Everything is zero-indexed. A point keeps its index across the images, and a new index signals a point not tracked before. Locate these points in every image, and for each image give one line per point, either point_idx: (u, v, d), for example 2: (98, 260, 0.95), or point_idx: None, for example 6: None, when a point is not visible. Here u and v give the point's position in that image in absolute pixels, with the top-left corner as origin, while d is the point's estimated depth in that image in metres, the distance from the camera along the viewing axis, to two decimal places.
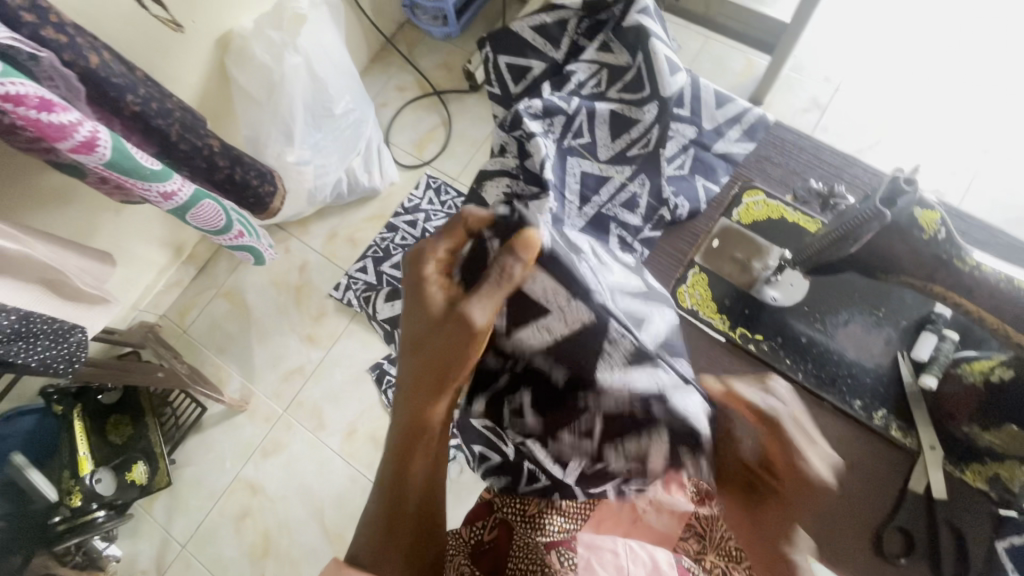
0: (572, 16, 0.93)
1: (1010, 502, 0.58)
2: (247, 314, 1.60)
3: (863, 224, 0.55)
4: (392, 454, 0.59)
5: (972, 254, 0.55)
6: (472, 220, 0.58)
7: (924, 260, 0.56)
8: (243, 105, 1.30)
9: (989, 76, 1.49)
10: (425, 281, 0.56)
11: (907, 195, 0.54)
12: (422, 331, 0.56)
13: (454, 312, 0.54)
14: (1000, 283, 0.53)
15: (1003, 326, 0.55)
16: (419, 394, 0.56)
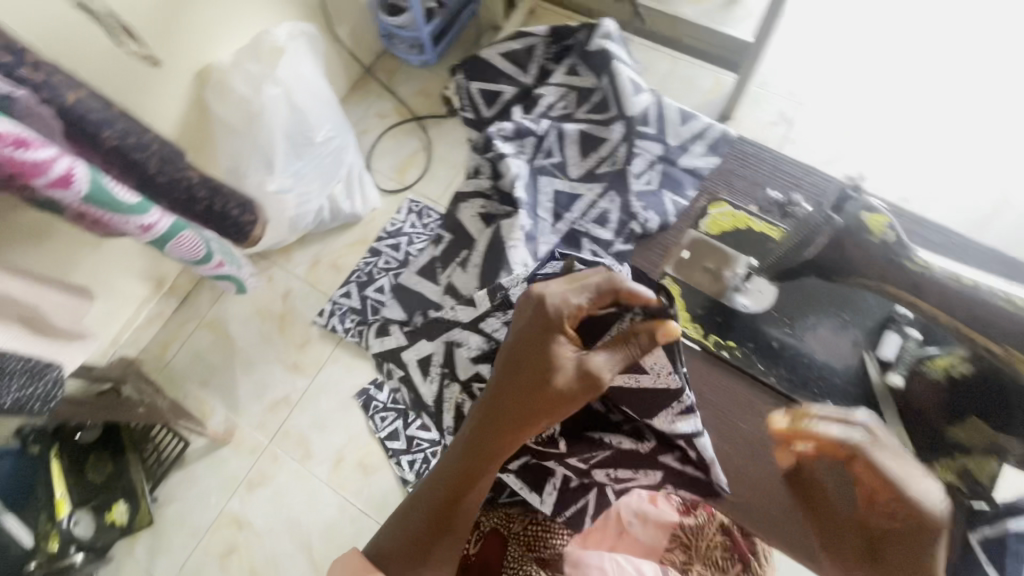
0: (539, 43, 0.98)
1: (980, 495, 0.59)
2: (231, 344, 1.58)
3: (816, 231, 0.60)
4: (463, 462, 0.67)
5: (920, 255, 0.59)
6: (624, 294, 0.62)
7: (873, 260, 0.60)
8: (223, 136, 1.32)
9: (946, 86, 1.56)
10: (559, 334, 0.63)
11: (853, 200, 0.60)
12: (529, 373, 0.63)
13: (574, 371, 0.62)
14: (950, 282, 0.58)
15: (958, 325, 0.58)
16: (505, 425, 0.64)
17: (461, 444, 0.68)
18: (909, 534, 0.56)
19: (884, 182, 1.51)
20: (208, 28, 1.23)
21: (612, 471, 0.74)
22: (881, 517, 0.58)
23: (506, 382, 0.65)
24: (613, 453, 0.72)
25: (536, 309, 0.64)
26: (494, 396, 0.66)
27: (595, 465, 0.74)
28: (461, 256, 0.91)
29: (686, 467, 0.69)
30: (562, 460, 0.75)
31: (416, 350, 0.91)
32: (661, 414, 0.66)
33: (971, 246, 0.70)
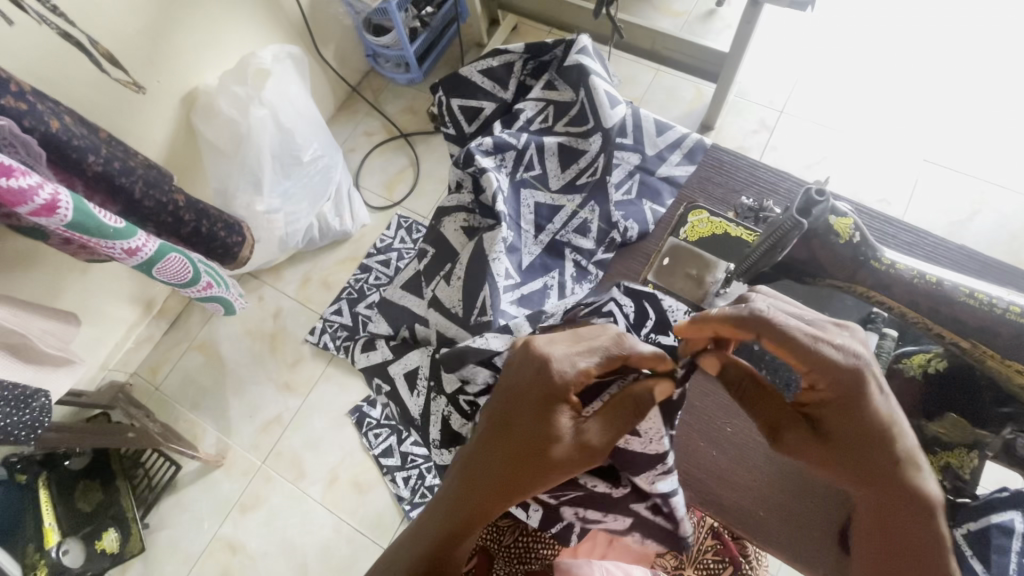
0: (517, 59, 0.99)
1: (963, 490, 0.60)
2: (222, 365, 1.57)
3: (786, 234, 0.59)
4: (436, 538, 0.57)
5: (886, 254, 0.61)
6: (633, 358, 0.58)
7: (843, 263, 0.61)
8: (210, 158, 1.33)
9: (920, 90, 1.60)
10: (559, 393, 0.56)
11: (820, 204, 0.58)
12: (524, 438, 0.56)
13: (577, 438, 0.56)
14: (914, 279, 0.59)
15: (922, 318, 0.60)
16: (491, 494, 0.55)
17: (436, 515, 0.58)
18: (845, 404, 0.52)
19: (864, 185, 1.54)
20: (193, 53, 1.25)
21: (582, 510, 0.68)
22: (810, 392, 0.55)
23: (496, 443, 0.57)
24: (586, 494, 0.65)
25: (537, 363, 0.58)
26: (480, 460, 0.57)
27: (565, 502, 0.68)
28: (445, 270, 0.90)
29: (658, 515, 0.66)
30: (531, 496, 0.67)
31: (403, 365, 1.00)
32: (643, 474, 0.61)
33: (943, 246, 0.71)
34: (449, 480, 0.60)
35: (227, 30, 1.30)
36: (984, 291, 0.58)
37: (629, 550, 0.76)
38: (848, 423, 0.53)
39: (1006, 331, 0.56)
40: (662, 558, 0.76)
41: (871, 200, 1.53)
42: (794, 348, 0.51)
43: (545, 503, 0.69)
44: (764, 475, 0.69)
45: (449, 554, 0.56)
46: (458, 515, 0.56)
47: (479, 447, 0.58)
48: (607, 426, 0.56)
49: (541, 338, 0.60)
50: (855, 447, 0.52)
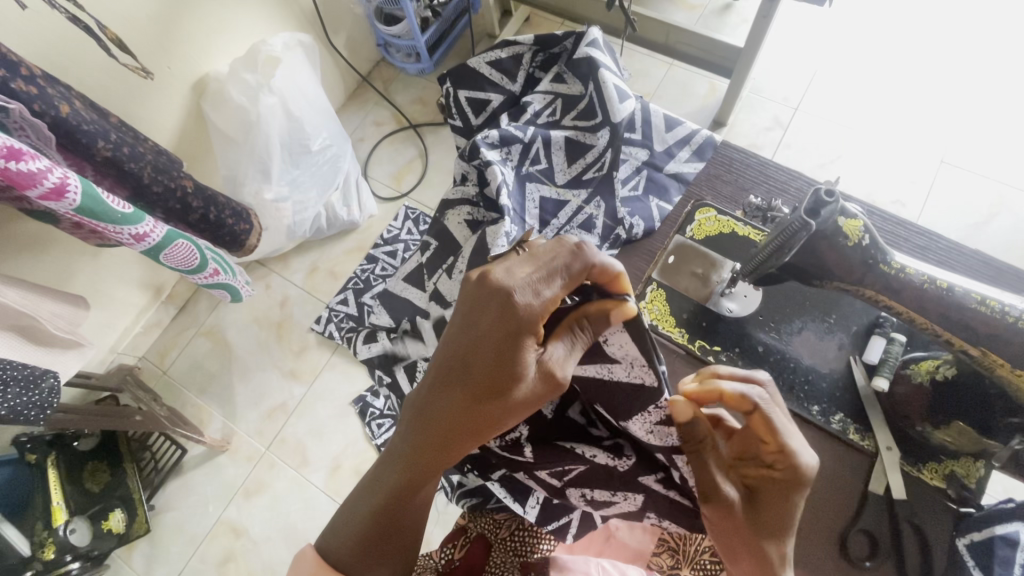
0: (525, 50, 0.98)
1: (968, 499, 0.59)
2: (228, 352, 1.59)
3: (793, 235, 0.57)
4: (400, 477, 0.55)
5: (896, 258, 0.58)
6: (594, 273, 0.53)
7: (853, 266, 0.59)
8: (219, 144, 1.33)
9: (941, 88, 1.56)
10: (523, 331, 0.51)
11: (829, 206, 0.56)
12: (485, 380, 0.52)
13: (544, 373, 0.52)
14: (924, 285, 0.57)
15: (930, 325, 0.58)
16: (452, 434, 0.53)
17: (399, 458, 0.55)
18: (787, 489, 0.53)
19: (879, 185, 1.51)
20: (204, 39, 1.25)
21: (589, 491, 0.66)
22: (765, 470, 0.55)
23: (452, 382, 0.53)
24: (588, 467, 0.64)
25: (496, 296, 0.51)
26: (435, 399, 0.53)
27: (571, 482, 0.66)
28: (448, 263, 0.90)
29: (670, 488, 0.62)
30: (532, 474, 0.67)
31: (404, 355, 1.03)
32: (638, 417, 0.58)
33: (954, 249, 0.70)
34: (406, 423, 0.56)
35: (237, 16, 1.30)
36: (997, 299, 0.55)
37: (624, 546, 0.74)
38: (776, 506, 0.54)
39: (1018, 340, 0.54)
40: (658, 557, 0.72)
41: (885, 201, 1.50)
42: (773, 432, 0.52)
43: (552, 487, 0.68)
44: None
45: (414, 491, 0.56)
46: (417, 457, 0.54)
47: (435, 388, 0.54)
48: (571, 352, 0.54)
49: (497, 267, 0.52)
50: (773, 519, 0.54)
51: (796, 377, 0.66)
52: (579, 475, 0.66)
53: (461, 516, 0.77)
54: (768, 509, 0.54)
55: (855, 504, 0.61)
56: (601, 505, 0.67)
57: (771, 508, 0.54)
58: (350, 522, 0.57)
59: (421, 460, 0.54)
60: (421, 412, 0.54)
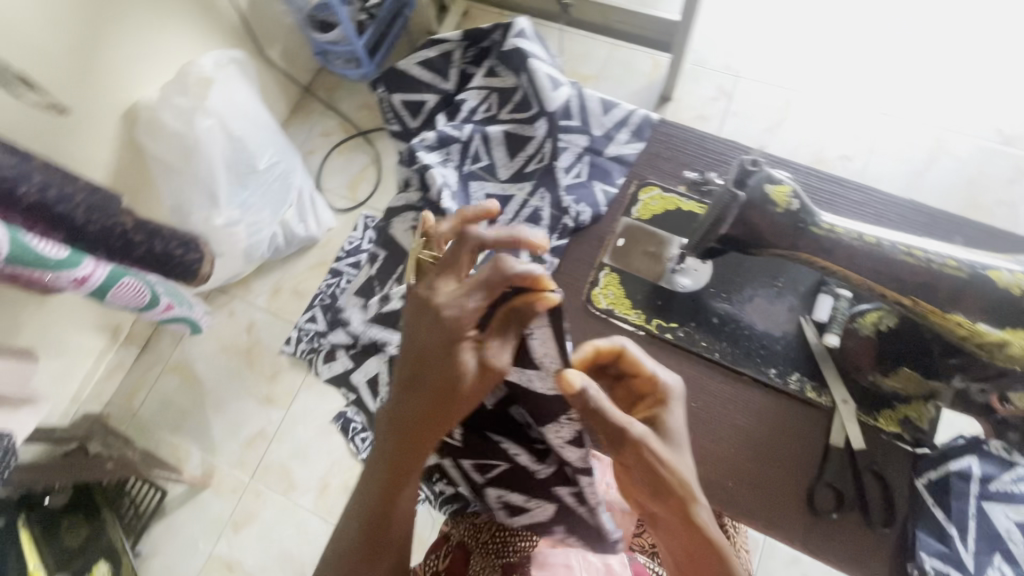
0: (455, 47, 0.95)
1: (922, 441, 0.62)
2: (198, 385, 1.55)
3: (725, 208, 0.59)
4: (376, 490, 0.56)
5: (823, 220, 0.59)
6: (518, 279, 0.50)
7: (783, 233, 0.59)
8: (158, 172, 1.28)
9: (871, 42, 1.61)
10: (456, 334, 0.52)
11: (756, 173, 0.59)
12: (434, 389, 0.53)
13: (486, 367, 0.52)
14: (854, 242, 0.57)
15: (866, 282, 0.58)
16: (417, 442, 0.54)
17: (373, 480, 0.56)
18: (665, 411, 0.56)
19: (825, 143, 1.55)
20: (125, 65, 1.20)
21: (506, 493, 0.68)
22: (644, 403, 0.58)
23: (405, 397, 0.54)
24: (510, 468, 0.66)
25: (426, 308, 0.53)
26: (395, 412, 0.55)
27: (491, 480, 0.68)
28: (397, 273, 0.89)
29: (580, 503, 0.65)
30: (455, 461, 0.66)
31: (366, 370, 0.96)
32: (551, 426, 0.59)
33: (889, 201, 0.72)
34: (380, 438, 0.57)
35: (161, 39, 1.26)
36: (921, 248, 0.56)
37: (606, 531, 0.77)
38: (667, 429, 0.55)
39: (943, 285, 0.55)
40: (639, 537, 0.79)
41: (833, 157, 1.54)
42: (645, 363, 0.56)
43: (472, 480, 0.68)
44: (746, 427, 0.65)
45: (391, 503, 0.56)
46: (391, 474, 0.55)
47: (396, 399, 0.55)
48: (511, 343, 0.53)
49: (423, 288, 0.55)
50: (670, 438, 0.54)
51: (755, 343, 0.67)
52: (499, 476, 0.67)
53: (446, 521, 0.78)
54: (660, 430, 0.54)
55: (819, 457, 0.63)
56: (516, 508, 0.68)
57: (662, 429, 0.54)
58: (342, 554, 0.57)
59: (391, 470, 0.55)
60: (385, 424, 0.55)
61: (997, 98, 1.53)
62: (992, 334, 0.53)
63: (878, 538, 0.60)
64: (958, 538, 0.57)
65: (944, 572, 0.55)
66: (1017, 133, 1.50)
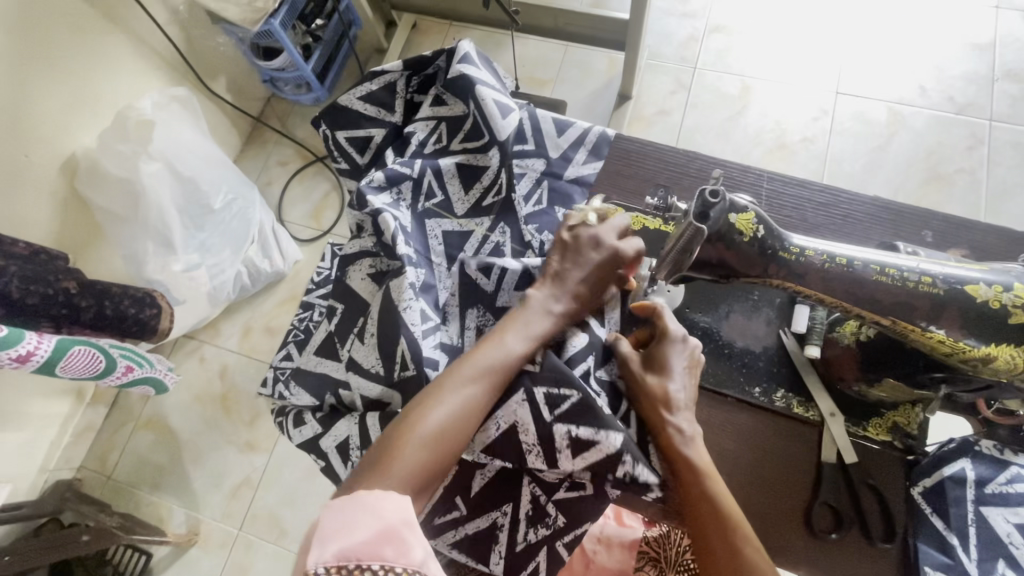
0: (398, 77, 0.89)
1: (914, 447, 0.60)
2: (175, 438, 1.48)
3: (689, 239, 0.54)
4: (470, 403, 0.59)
5: (795, 243, 0.56)
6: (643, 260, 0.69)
7: (752, 260, 0.56)
8: (105, 223, 1.20)
9: (820, 22, 1.61)
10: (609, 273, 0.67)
11: (715, 206, 0.54)
12: (554, 314, 0.65)
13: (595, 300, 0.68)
14: (826, 266, 0.55)
15: (839, 302, 0.56)
16: (513, 367, 0.62)
17: (460, 394, 0.58)
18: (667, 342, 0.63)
19: (785, 128, 1.55)
20: (56, 116, 1.13)
21: (574, 428, 0.61)
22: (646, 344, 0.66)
23: (522, 320, 0.64)
24: (581, 398, 0.61)
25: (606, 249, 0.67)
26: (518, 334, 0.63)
27: (559, 416, 0.62)
28: (358, 327, 0.75)
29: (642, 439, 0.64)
30: (530, 391, 0.63)
31: (333, 435, 0.73)
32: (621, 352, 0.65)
33: (855, 199, 0.71)
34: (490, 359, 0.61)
35: (89, 82, 1.19)
36: (895, 266, 0.54)
37: (606, 568, 0.74)
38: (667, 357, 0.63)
39: (920, 304, 0.53)
40: (641, 570, 0.73)
41: (795, 140, 1.54)
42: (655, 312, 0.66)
43: (537, 417, 0.62)
44: (733, 453, 0.63)
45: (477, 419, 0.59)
46: (475, 394, 0.59)
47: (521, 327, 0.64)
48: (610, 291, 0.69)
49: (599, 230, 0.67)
50: (660, 362, 0.63)
51: (734, 363, 0.66)
52: (491, 488, 0.67)
53: None
54: (659, 357, 0.63)
55: (813, 478, 0.61)
56: (580, 447, 0.61)
57: (658, 356, 0.63)
58: (399, 458, 0.54)
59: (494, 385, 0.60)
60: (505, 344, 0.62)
61: (946, 66, 1.55)
62: (977, 350, 0.52)
63: (879, 553, 0.58)
64: (959, 547, 0.55)
65: None
66: (969, 101, 1.52)
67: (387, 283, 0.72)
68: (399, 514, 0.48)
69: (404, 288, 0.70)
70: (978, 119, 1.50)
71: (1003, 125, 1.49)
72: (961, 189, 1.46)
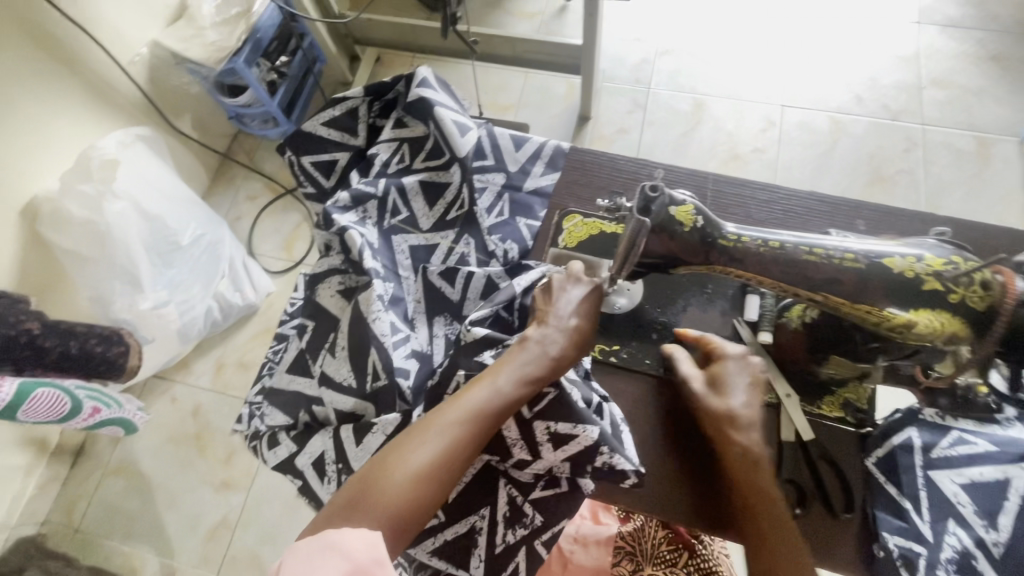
0: (360, 103, 0.93)
1: (865, 421, 0.65)
2: (146, 484, 1.43)
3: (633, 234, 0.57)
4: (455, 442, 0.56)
5: (730, 230, 0.60)
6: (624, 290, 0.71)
7: (695, 249, 0.60)
8: (69, 266, 1.18)
9: (762, 42, 1.73)
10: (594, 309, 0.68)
11: (656, 200, 0.58)
12: (550, 358, 0.63)
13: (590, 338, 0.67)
14: (760, 249, 0.59)
15: (775, 283, 0.60)
16: (502, 406, 0.60)
17: (443, 432, 0.56)
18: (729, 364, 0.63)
19: (737, 140, 1.64)
20: (16, 160, 1.12)
21: (553, 424, 0.65)
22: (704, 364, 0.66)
23: (515, 359, 0.62)
24: (557, 395, 0.65)
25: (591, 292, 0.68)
26: (509, 372, 0.61)
27: (538, 413, 0.65)
28: (329, 341, 0.77)
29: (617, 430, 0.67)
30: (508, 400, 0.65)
31: (308, 453, 0.73)
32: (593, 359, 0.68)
33: (794, 197, 0.76)
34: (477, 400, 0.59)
35: (49, 125, 1.19)
36: (821, 246, 0.58)
37: (583, 567, 0.83)
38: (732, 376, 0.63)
39: (846, 279, 0.57)
40: (619, 564, 0.84)
41: (748, 151, 1.63)
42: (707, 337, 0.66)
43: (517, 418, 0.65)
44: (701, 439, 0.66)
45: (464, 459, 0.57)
46: (462, 435, 0.57)
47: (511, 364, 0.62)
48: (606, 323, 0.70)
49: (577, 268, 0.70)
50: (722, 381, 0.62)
51: (694, 354, 0.68)
52: (468, 494, 0.67)
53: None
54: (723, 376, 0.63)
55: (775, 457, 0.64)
56: (560, 443, 0.64)
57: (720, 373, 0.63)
58: (374, 499, 0.52)
59: (480, 425, 0.58)
60: (494, 384, 0.60)
61: (879, 77, 1.67)
62: (900, 316, 0.56)
63: (840, 523, 0.61)
64: (913, 511, 0.58)
65: (908, 548, 0.57)
66: (902, 108, 1.63)
67: (356, 296, 0.75)
68: (369, 553, 0.49)
69: (373, 300, 0.73)
70: (912, 124, 1.62)
71: (935, 129, 1.60)
72: (903, 190, 1.56)
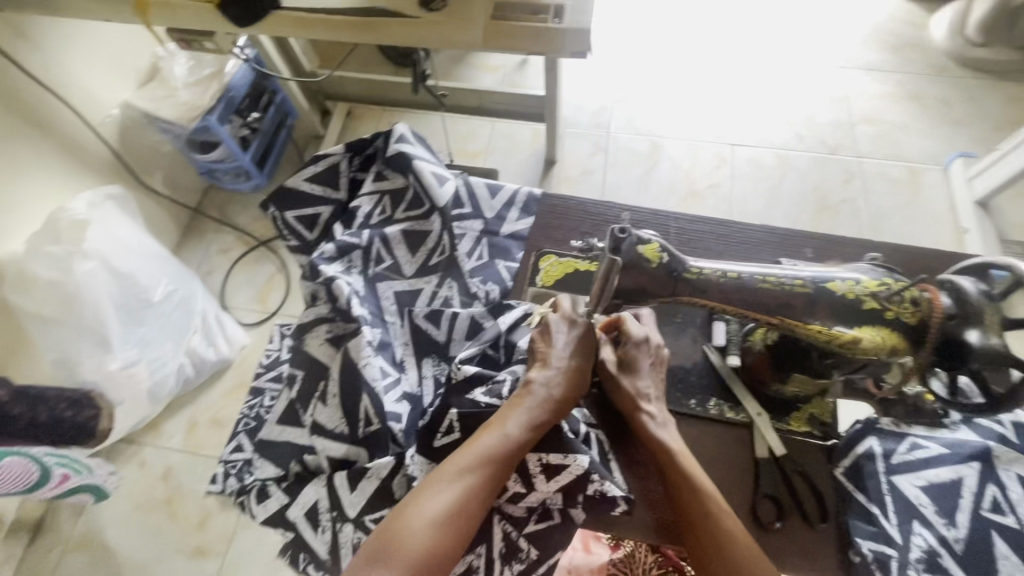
0: (341, 158, 0.96)
1: (830, 433, 0.70)
2: (112, 558, 1.34)
3: (607, 274, 0.63)
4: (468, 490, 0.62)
5: (693, 264, 0.66)
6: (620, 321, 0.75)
7: (662, 282, 0.65)
8: (34, 330, 1.15)
9: (707, 88, 1.88)
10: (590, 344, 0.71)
11: (626, 241, 0.63)
12: (553, 400, 0.67)
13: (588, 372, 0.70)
14: (721, 279, 0.65)
15: (736, 309, 0.66)
16: (512, 452, 0.64)
17: (456, 482, 0.62)
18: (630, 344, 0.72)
19: (692, 177, 1.75)
20: None
21: (544, 456, 0.67)
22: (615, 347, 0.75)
23: (518, 406, 0.67)
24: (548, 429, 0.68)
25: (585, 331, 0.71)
26: (515, 418, 0.66)
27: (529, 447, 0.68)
28: (320, 389, 0.78)
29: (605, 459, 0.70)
30: None
31: (300, 504, 0.75)
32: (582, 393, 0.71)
33: (746, 230, 0.83)
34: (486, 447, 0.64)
35: (16, 188, 1.19)
36: (775, 274, 0.64)
37: None
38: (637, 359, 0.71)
39: (797, 302, 0.63)
40: None
41: (704, 186, 1.74)
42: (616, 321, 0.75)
43: None
44: None
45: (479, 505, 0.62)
46: (473, 483, 0.62)
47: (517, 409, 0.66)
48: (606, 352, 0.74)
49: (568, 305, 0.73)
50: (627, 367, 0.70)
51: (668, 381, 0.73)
52: None
53: None
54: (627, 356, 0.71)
55: (752, 473, 0.68)
56: (552, 475, 0.67)
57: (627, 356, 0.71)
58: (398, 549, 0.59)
59: (491, 471, 0.63)
60: (501, 431, 0.65)
61: (814, 117, 1.83)
62: (846, 333, 0.62)
63: (818, 534, 0.65)
64: (881, 516, 0.63)
65: (879, 551, 0.61)
66: (838, 143, 1.79)
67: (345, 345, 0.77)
68: None
69: (364, 344, 0.76)
70: (849, 157, 1.77)
71: (869, 161, 1.76)
72: (846, 217, 1.68)
